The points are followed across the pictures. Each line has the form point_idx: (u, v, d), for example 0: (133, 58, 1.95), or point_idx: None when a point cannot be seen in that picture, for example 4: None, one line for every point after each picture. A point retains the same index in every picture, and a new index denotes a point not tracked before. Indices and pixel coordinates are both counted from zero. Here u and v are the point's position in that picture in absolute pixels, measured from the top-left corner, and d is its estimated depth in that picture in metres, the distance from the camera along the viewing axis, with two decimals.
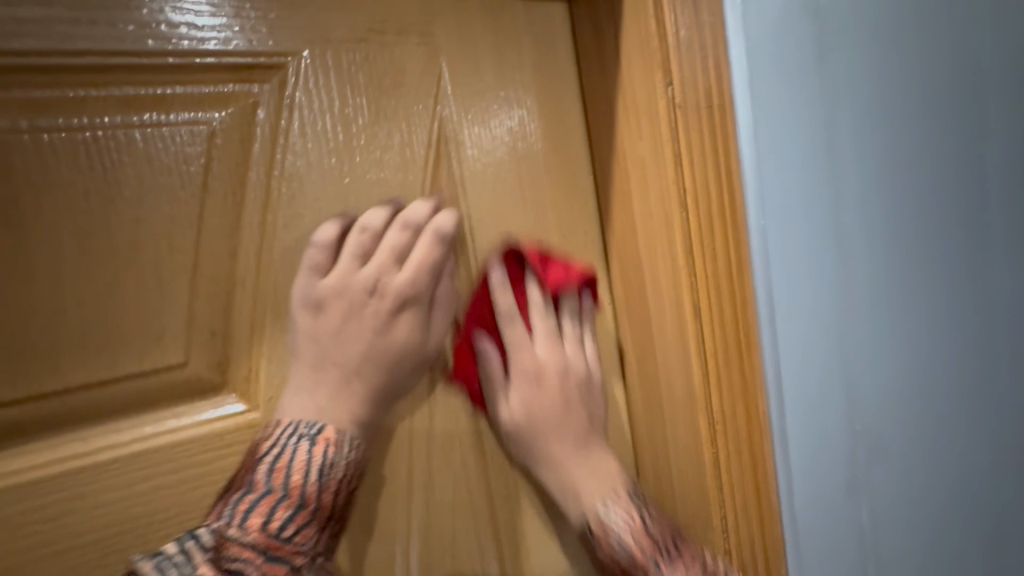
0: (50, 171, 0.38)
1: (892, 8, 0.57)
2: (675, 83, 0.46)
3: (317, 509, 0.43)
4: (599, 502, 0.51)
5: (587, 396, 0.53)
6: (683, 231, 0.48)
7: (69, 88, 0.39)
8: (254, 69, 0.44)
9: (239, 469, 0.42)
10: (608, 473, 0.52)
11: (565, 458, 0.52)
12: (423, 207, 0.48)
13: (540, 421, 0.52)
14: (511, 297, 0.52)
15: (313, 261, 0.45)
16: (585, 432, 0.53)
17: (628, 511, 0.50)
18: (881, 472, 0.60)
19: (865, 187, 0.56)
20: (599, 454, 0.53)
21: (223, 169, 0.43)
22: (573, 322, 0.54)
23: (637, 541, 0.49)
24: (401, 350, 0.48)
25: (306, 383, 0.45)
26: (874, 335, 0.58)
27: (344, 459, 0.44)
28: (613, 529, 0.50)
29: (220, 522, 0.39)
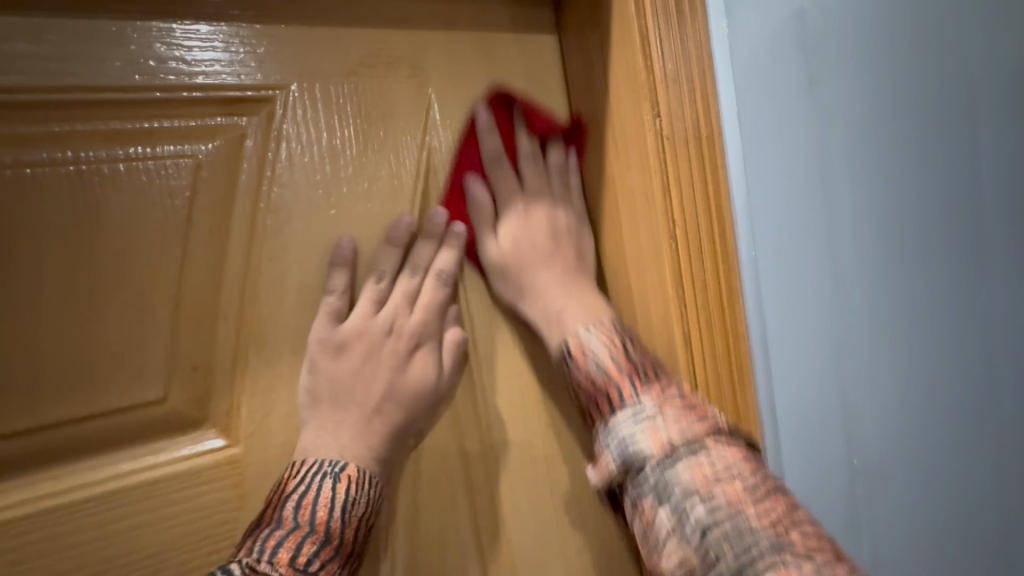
0: (32, 206, 0.38)
1: (886, 38, 0.57)
2: (663, 114, 0.46)
3: (341, 546, 0.41)
4: (581, 325, 0.48)
5: (574, 242, 0.53)
6: (672, 262, 0.46)
7: (55, 123, 0.39)
8: (242, 103, 0.44)
9: (265, 508, 0.41)
10: (592, 310, 0.49)
11: (552, 293, 0.50)
12: (429, 245, 0.49)
13: (528, 258, 0.51)
14: (498, 141, 0.52)
15: (331, 307, 0.46)
16: (572, 267, 0.52)
17: (609, 338, 0.47)
18: (875, 491, 0.61)
19: (857, 213, 0.57)
20: (586, 293, 0.51)
21: (208, 202, 0.43)
22: (561, 175, 0.54)
23: (614, 360, 0.45)
24: (419, 387, 0.48)
25: (328, 420, 0.45)
26: (869, 359, 0.58)
27: (365, 497, 0.44)
28: (591, 350, 0.46)
29: (249, 557, 0.37)
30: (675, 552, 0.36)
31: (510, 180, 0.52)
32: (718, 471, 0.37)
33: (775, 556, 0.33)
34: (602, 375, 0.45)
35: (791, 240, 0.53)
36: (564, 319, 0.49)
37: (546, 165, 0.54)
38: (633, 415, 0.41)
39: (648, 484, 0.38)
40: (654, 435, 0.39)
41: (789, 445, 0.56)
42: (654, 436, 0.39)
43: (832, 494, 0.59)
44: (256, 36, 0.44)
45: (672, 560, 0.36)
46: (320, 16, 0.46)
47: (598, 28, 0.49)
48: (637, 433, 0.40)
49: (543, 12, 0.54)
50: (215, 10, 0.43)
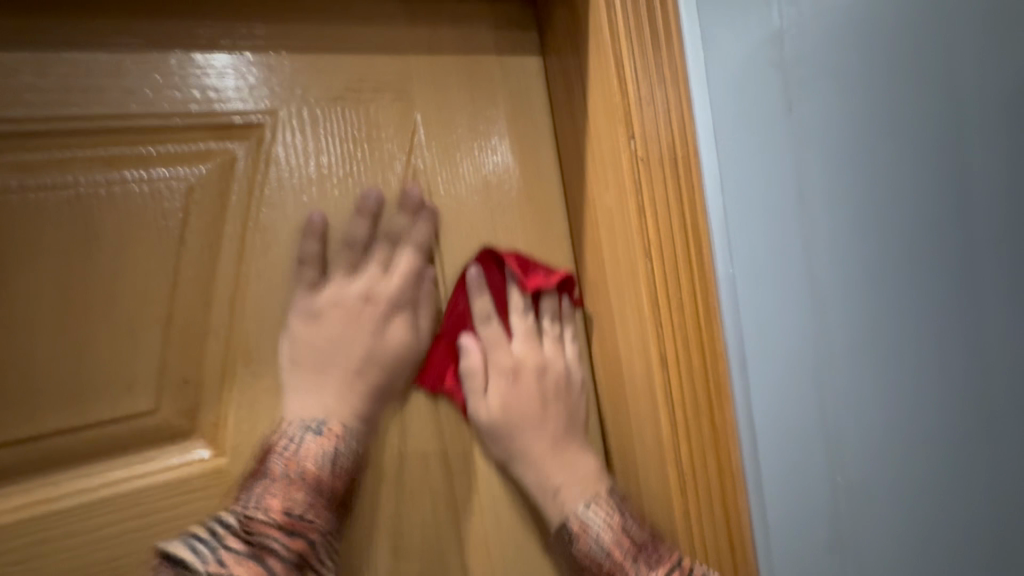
0: (34, 228, 0.41)
1: (865, 61, 0.58)
2: (638, 137, 0.47)
3: (327, 493, 0.45)
4: (580, 500, 0.50)
5: (570, 396, 0.54)
6: (648, 281, 0.47)
7: (56, 149, 0.41)
8: (233, 127, 0.46)
9: (256, 460, 0.46)
10: (588, 474, 0.52)
11: (549, 454, 0.51)
12: (403, 216, 0.51)
13: (517, 412, 0.52)
14: (489, 303, 0.53)
15: (304, 277, 0.48)
16: (564, 430, 0.53)
17: (607, 508, 0.50)
18: (867, 517, 0.60)
19: (839, 233, 0.57)
20: (579, 455, 0.53)
21: (200, 223, 0.45)
22: (554, 319, 0.55)
23: (614, 539, 0.49)
24: (397, 350, 0.50)
25: (310, 386, 0.47)
26: (853, 379, 0.58)
27: (348, 449, 0.47)
28: (591, 527, 0.49)
29: (245, 505, 0.43)
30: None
31: (503, 349, 0.53)
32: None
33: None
34: (606, 558, 0.49)
35: (770, 258, 0.54)
36: (561, 488, 0.51)
37: (540, 321, 0.55)
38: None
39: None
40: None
41: (770, 464, 0.55)
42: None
43: (820, 523, 0.58)
44: (249, 64, 0.47)
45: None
46: (310, 44, 0.49)
47: (577, 52, 0.51)
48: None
49: (528, 37, 0.56)
50: (209, 42, 0.45)
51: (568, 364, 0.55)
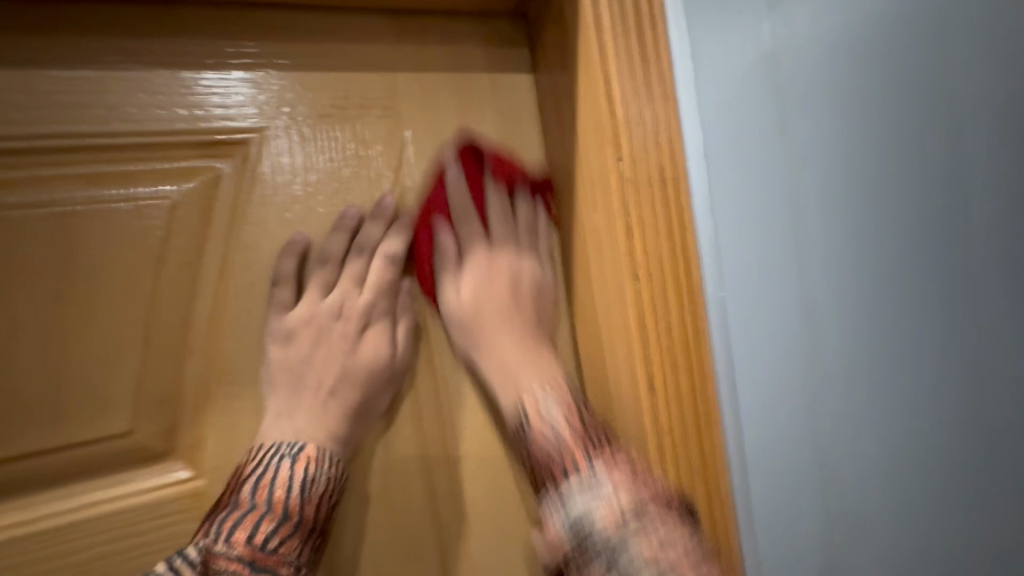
0: (13, 246, 0.40)
1: (857, 82, 0.58)
2: (625, 157, 0.46)
3: (301, 523, 0.43)
4: (536, 388, 0.48)
5: (541, 300, 0.53)
6: (635, 304, 0.46)
7: (37, 167, 0.41)
8: (218, 145, 0.46)
9: (226, 491, 0.44)
10: (552, 379, 0.49)
11: (511, 357, 0.49)
12: (377, 226, 0.50)
13: (488, 307, 0.51)
14: (464, 190, 0.52)
15: (279, 298, 0.47)
16: (532, 328, 0.51)
17: (567, 406, 0.47)
18: (858, 544, 0.59)
19: (830, 253, 0.56)
20: (543, 356, 0.50)
21: (182, 241, 0.45)
22: (528, 226, 0.54)
23: (570, 434, 0.45)
24: (373, 367, 0.49)
25: (284, 408, 0.46)
26: (846, 404, 0.57)
27: (325, 474, 0.45)
28: (548, 420, 0.46)
29: (207, 539, 0.40)
30: None
31: (477, 234, 0.53)
32: (626, 510, 0.39)
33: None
34: (561, 449, 0.44)
35: (761, 278, 0.53)
36: (521, 376, 0.48)
37: (514, 220, 0.54)
38: (585, 490, 0.41)
39: (602, 553, 0.39)
40: (610, 506, 0.40)
41: (762, 489, 0.54)
42: (609, 508, 0.40)
43: (814, 550, 0.57)
44: (235, 82, 0.46)
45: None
46: (298, 62, 0.48)
47: (567, 71, 0.50)
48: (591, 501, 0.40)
49: (519, 54, 0.56)
50: (195, 60, 0.45)
51: (544, 279, 0.54)
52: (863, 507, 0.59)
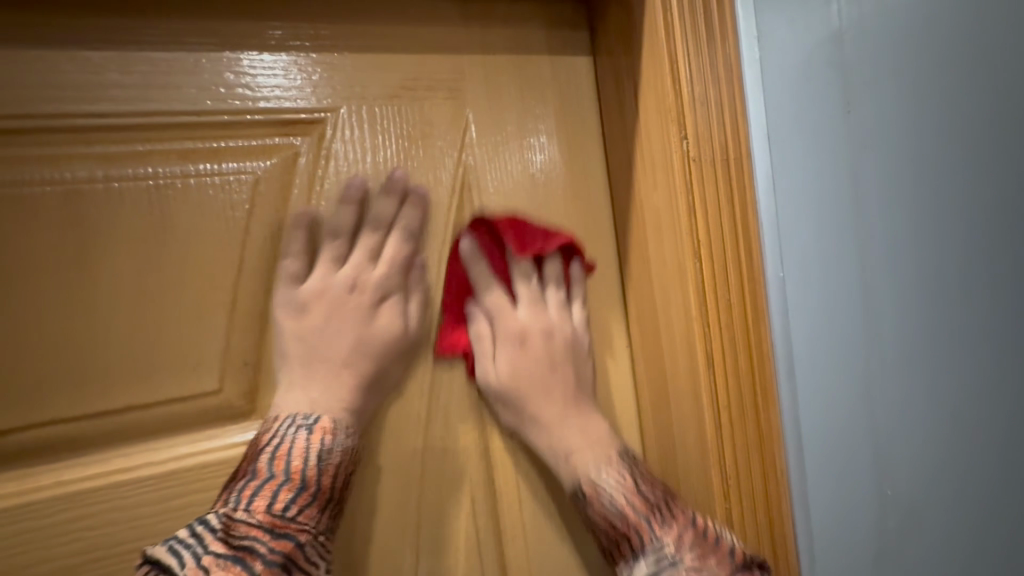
0: (117, 214, 0.44)
1: (923, 66, 0.56)
2: (690, 137, 0.47)
3: (319, 492, 0.43)
4: (592, 466, 0.50)
5: (574, 349, 0.54)
6: (695, 282, 0.48)
7: (138, 142, 0.44)
8: (297, 123, 0.48)
9: (244, 462, 0.44)
10: (600, 438, 0.51)
11: (553, 418, 0.52)
12: (390, 201, 0.50)
13: (527, 382, 0.52)
14: (483, 265, 0.53)
15: (290, 270, 0.48)
16: (573, 394, 0.53)
17: (620, 475, 0.49)
18: (914, 537, 0.58)
19: (894, 241, 0.55)
20: (589, 414, 0.53)
21: (264, 215, 0.48)
22: (558, 281, 0.55)
23: (627, 499, 0.48)
24: (386, 339, 0.50)
25: (301, 377, 0.48)
26: (907, 394, 0.57)
27: (341, 445, 0.46)
28: (604, 488, 0.49)
29: (227, 507, 0.41)
30: None
31: (502, 306, 0.54)
32: (687, 562, 0.45)
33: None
34: (619, 517, 0.48)
35: (821, 267, 0.53)
36: (578, 458, 0.50)
37: (541, 277, 0.55)
38: (652, 563, 0.46)
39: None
40: None
41: (817, 478, 0.53)
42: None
43: (867, 542, 0.56)
44: (312, 63, 0.49)
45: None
46: (369, 44, 0.50)
47: (629, 53, 0.51)
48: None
49: (578, 37, 0.57)
50: (276, 42, 0.48)
51: (574, 330, 0.55)
52: (923, 500, 0.58)
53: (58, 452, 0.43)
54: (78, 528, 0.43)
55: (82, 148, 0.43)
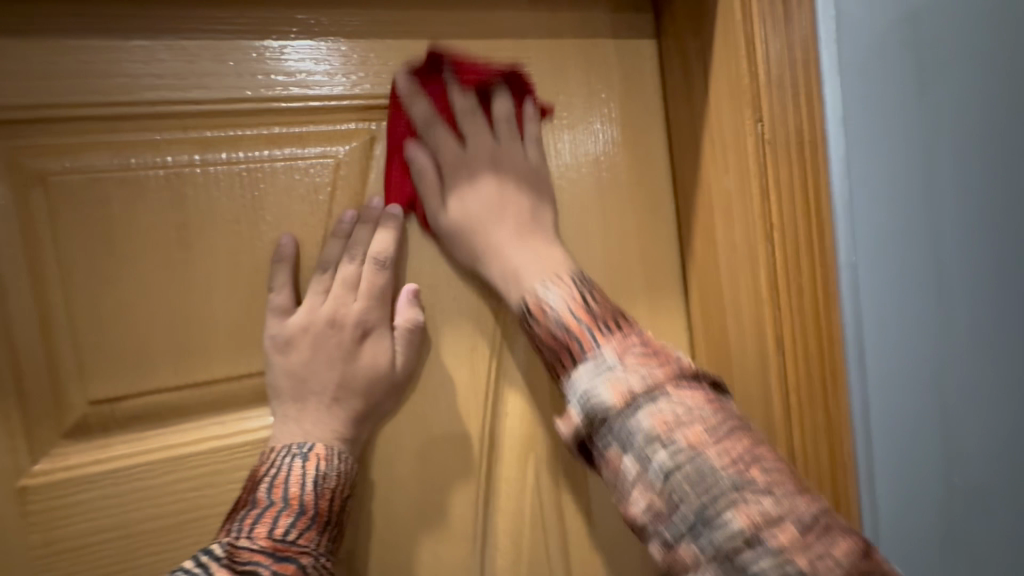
0: (212, 198, 0.46)
1: (1004, 33, 0.54)
2: (764, 119, 0.48)
3: (318, 516, 0.44)
4: (541, 283, 0.48)
5: (535, 182, 0.53)
6: (768, 263, 0.49)
7: (231, 128, 0.46)
8: (375, 109, 0.50)
9: (243, 493, 0.44)
10: (558, 262, 0.49)
11: (506, 240, 0.50)
12: (369, 231, 0.49)
13: (482, 219, 0.51)
14: (424, 104, 0.50)
15: (278, 304, 0.47)
16: (527, 213, 0.51)
17: (568, 293, 0.47)
18: (982, 520, 0.58)
19: (968, 216, 0.54)
20: (545, 240, 0.51)
21: (345, 198, 0.50)
22: (508, 136, 0.53)
23: (573, 315, 0.45)
24: (374, 373, 0.49)
25: (292, 411, 0.47)
26: (977, 375, 0.56)
27: (337, 470, 0.46)
28: (550, 307, 0.46)
29: (229, 537, 0.41)
30: (642, 501, 0.36)
31: (446, 140, 0.51)
32: (636, 390, 0.38)
33: (734, 494, 0.34)
34: (562, 331, 0.45)
35: (892, 247, 0.52)
36: (526, 277, 0.49)
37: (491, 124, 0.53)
38: (593, 368, 0.41)
39: (613, 434, 0.38)
40: (614, 384, 0.39)
41: (884, 461, 0.53)
42: (615, 386, 0.39)
43: (929, 523, 0.57)
44: (388, 50, 0.50)
45: (638, 507, 0.36)
46: (441, 30, 0.51)
47: (700, 35, 0.52)
48: (597, 381, 0.39)
49: (643, 18, 0.57)
50: (355, 30, 0.49)
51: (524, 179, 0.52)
52: (994, 482, 0.57)
53: (159, 420, 0.46)
54: (179, 490, 0.46)
55: (182, 134, 0.45)
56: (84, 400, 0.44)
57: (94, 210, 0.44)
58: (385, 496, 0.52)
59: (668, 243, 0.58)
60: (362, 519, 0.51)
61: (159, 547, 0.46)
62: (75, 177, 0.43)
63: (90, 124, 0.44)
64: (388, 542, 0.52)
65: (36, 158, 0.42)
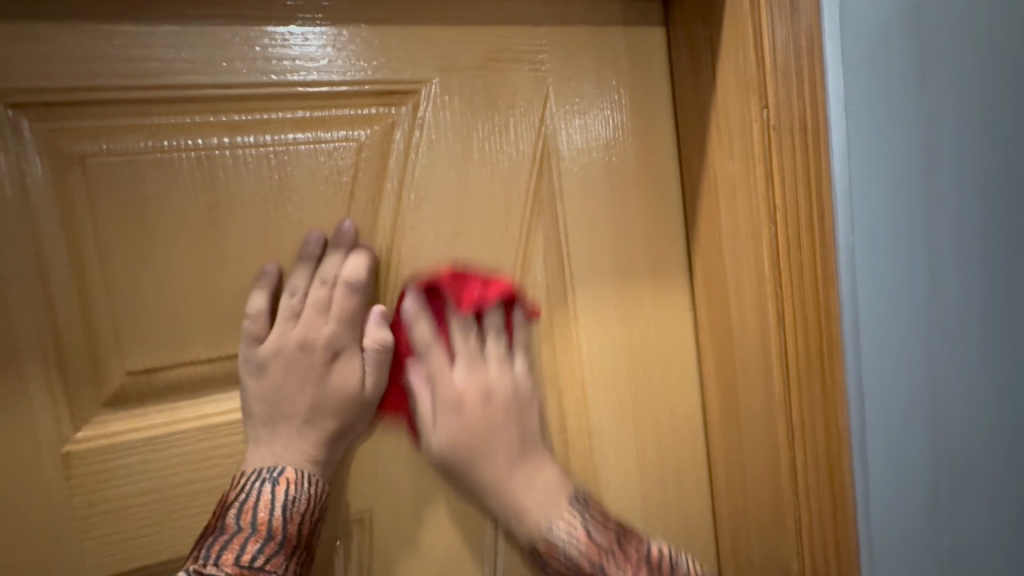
0: (240, 180, 0.48)
1: (999, 25, 0.57)
2: (771, 107, 0.50)
3: (286, 541, 0.47)
4: (546, 515, 0.52)
5: (518, 402, 0.55)
6: (771, 245, 0.51)
7: (258, 112, 0.48)
8: (395, 93, 0.52)
9: (210, 519, 0.47)
10: (552, 485, 0.54)
11: (502, 476, 0.54)
12: (337, 256, 0.50)
13: (472, 442, 0.54)
14: (427, 328, 0.53)
15: (253, 330, 0.48)
16: (519, 446, 0.54)
17: (571, 522, 0.52)
18: (965, 493, 0.61)
19: (960, 202, 0.57)
20: (537, 463, 0.54)
21: (367, 180, 0.52)
22: (498, 351, 0.56)
23: (581, 548, 0.51)
24: (346, 396, 0.51)
25: (264, 435, 0.49)
26: (964, 353, 0.59)
27: (305, 493, 0.49)
28: (558, 543, 0.51)
29: (196, 564, 0.43)
30: None
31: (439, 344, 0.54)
32: None
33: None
34: (581, 557, 0.51)
35: (888, 230, 0.54)
36: (528, 505, 0.53)
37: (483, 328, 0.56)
38: None
39: None
40: None
41: (877, 435, 0.56)
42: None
43: (919, 499, 0.59)
44: (408, 36, 0.52)
45: None
46: (458, 17, 0.53)
47: (708, 25, 0.53)
48: None
49: (653, 7, 0.58)
50: (376, 17, 0.51)
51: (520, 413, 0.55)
52: (976, 455, 0.60)
53: (192, 391, 0.48)
54: (213, 455, 0.49)
55: (211, 117, 0.47)
56: (123, 370, 0.46)
57: (128, 191, 0.45)
58: (405, 466, 0.55)
59: (674, 228, 0.61)
60: (385, 486, 0.54)
61: (194, 510, 0.48)
62: (110, 159, 0.45)
63: (123, 107, 0.45)
64: (409, 509, 0.55)
65: (73, 140, 0.44)
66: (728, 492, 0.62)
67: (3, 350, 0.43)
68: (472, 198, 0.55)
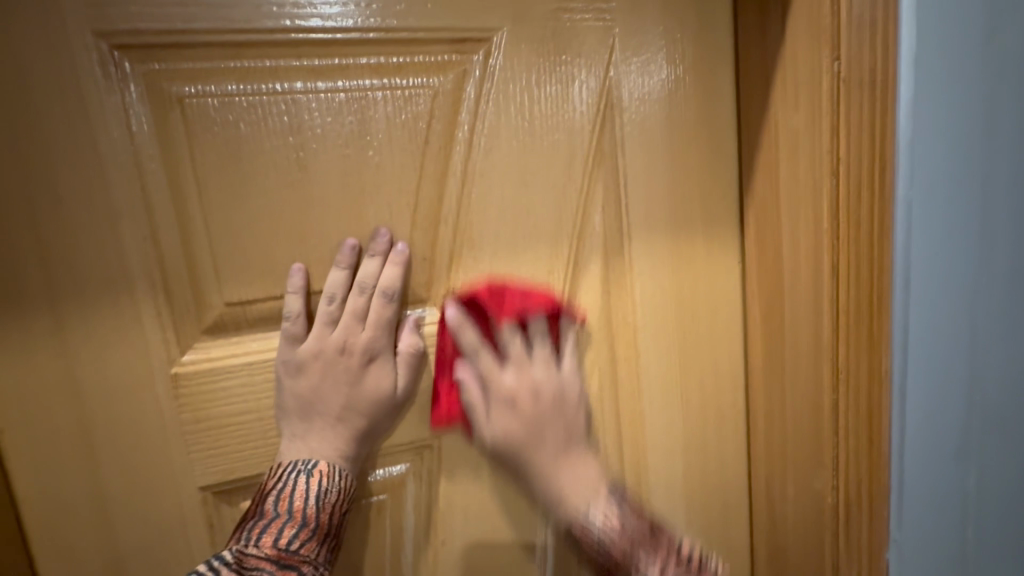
0: (324, 124, 0.50)
1: None
2: (841, 58, 0.51)
3: (319, 527, 0.49)
4: (586, 500, 0.50)
5: (567, 403, 0.54)
6: (831, 196, 0.53)
7: (338, 56, 0.50)
8: (468, 42, 0.53)
9: (252, 506, 0.50)
10: (593, 479, 0.51)
11: (550, 465, 0.51)
12: (373, 262, 0.53)
13: (524, 445, 0.52)
14: (470, 332, 0.53)
15: (291, 331, 0.51)
16: (568, 444, 0.52)
17: (610, 511, 0.50)
18: (994, 438, 0.64)
19: (1014, 158, 0.57)
20: (580, 454, 0.52)
21: (441, 127, 0.54)
22: (544, 354, 0.54)
23: (617, 535, 0.49)
24: (378, 396, 0.54)
25: (299, 429, 0.52)
26: (1004, 308, 0.61)
27: (337, 486, 0.52)
28: (594, 527, 0.49)
29: (238, 545, 0.46)
30: None
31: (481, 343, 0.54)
32: None
33: None
34: (614, 544, 0.49)
35: (943, 185, 0.55)
36: (569, 493, 0.50)
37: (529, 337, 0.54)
38: None
39: None
40: None
41: (917, 382, 0.57)
42: None
43: (951, 443, 0.62)
44: None
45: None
46: None
47: None
48: None
49: None
50: None
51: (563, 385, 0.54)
52: (1005, 403, 0.63)
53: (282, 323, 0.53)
54: None
55: (295, 62, 0.49)
56: (221, 301, 0.50)
57: (222, 133, 0.48)
58: None
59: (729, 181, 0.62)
60: None
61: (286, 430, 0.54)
62: (207, 101, 0.47)
63: (215, 51, 0.47)
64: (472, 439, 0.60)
65: (172, 82, 0.47)
66: (767, 430, 0.67)
67: (117, 280, 0.48)
68: (538, 146, 0.56)
